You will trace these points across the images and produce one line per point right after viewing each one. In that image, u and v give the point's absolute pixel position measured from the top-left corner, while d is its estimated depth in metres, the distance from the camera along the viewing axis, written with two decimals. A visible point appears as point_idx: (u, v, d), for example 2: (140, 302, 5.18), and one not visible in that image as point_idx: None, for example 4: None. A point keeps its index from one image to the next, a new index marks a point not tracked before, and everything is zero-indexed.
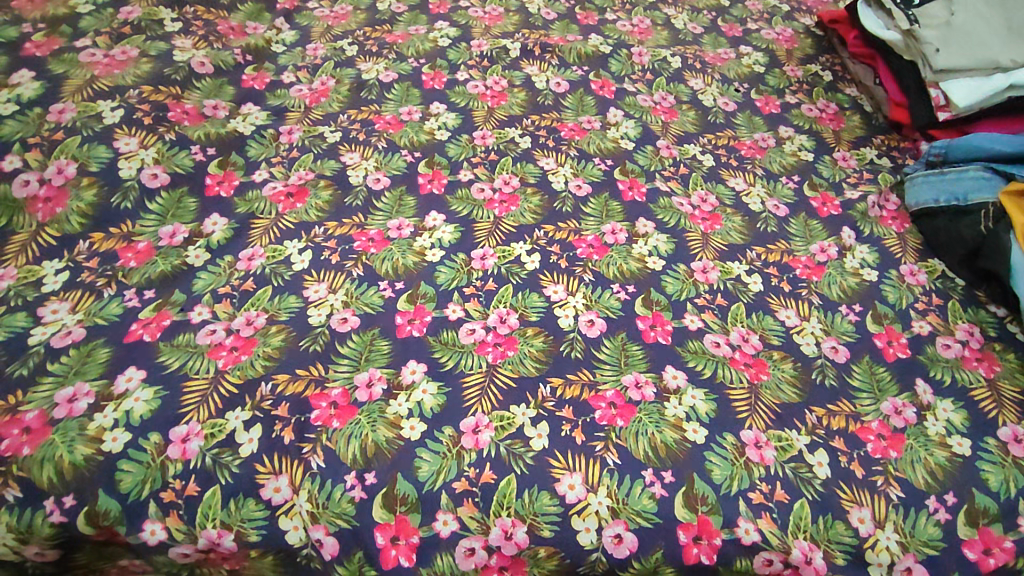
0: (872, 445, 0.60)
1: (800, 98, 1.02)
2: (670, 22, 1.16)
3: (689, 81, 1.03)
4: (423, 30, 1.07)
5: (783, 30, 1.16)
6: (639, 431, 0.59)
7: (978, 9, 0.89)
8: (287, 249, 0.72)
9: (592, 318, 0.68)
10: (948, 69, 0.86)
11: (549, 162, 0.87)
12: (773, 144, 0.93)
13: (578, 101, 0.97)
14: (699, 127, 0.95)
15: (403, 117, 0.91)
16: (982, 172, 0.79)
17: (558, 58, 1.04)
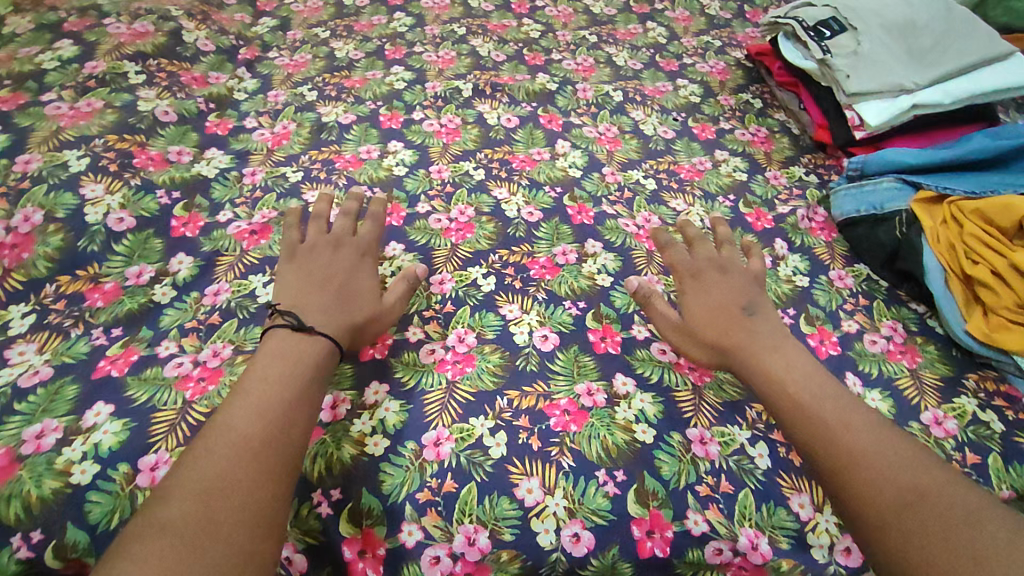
0: None
1: (733, 124, 1.10)
2: (612, 59, 1.25)
3: (631, 113, 1.10)
4: (380, 75, 1.14)
5: (716, 64, 1.26)
6: (591, 435, 0.63)
7: (882, 40, 0.99)
8: (251, 283, 0.75)
9: (545, 333, 0.72)
10: (860, 93, 0.95)
11: (502, 192, 0.93)
12: (709, 166, 1.01)
13: (528, 135, 1.04)
14: (641, 154, 1.03)
15: (362, 155, 0.97)
16: (894, 183, 0.86)
17: (508, 96, 1.12)
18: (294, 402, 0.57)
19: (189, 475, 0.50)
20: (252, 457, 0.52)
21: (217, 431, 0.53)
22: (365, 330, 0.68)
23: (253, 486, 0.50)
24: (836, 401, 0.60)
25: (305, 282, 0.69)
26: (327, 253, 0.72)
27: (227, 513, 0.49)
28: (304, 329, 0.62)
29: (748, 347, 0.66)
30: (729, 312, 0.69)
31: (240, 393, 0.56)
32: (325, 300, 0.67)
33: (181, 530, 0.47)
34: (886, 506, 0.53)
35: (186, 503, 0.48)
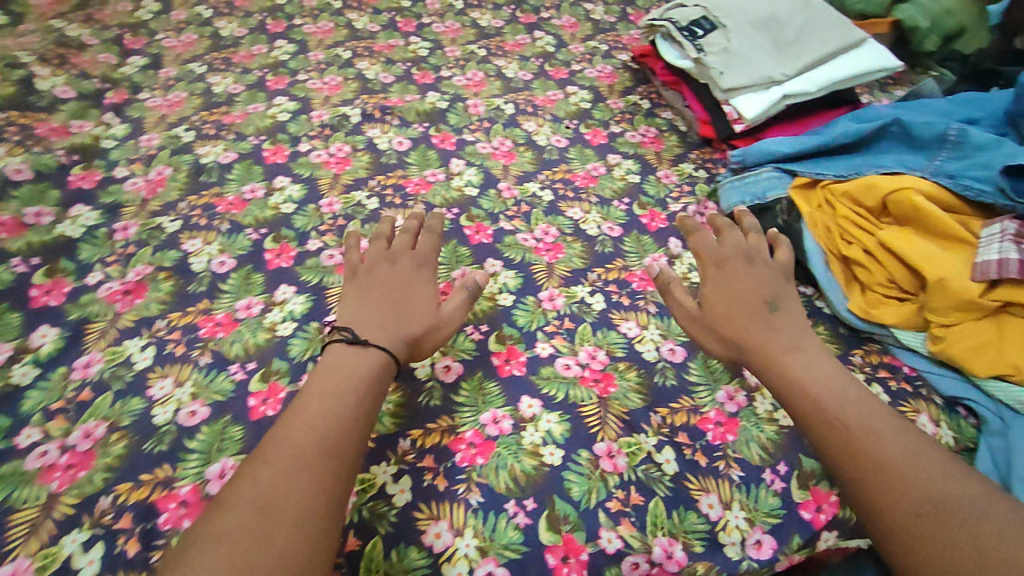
0: (712, 434, 0.65)
1: (623, 127, 1.13)
2: (501, 72, 1.25)
3: (523, 125, 1.11)
4: (262, 107, 1.09)
5: (604, 68, 1.28)
6: (499, 465, 0.61)
7: (750, 36, 1.03)
8: (127, 349, 0.70)
9: (448, 363, 0.70)
10: (734, 87, 0.99)
11: (397, 220, 0.90)
12: (603, 172, 1.03)
13: (421, 157, 1.02)
14: (536, 165, 1.03)
15: (246, 196, 0.92)
16: (773, 172, 0.90)
17: (398, 118, 1.10)
18: (346, 430, 0.55)
19: (246, 488, 0.49)
20: (304, 472, 0.50)
21: (274, 446, 0.52)
22: (425, 340, 0.66)
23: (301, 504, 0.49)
24: (866, 405, 0.58)
25: (364, 297, 0.67)
26: (386, 264, 0.71)
27: (278, 525, 0.47)
28: (360, 342, 0.61)
29: (767, 348, 0.64)
30: (751, 306, 0.67)
31: (300, 411, 0.55)
32: (385, 314, 0.65)
33: (235, 541, 0.46)
34: (904, 513, 0.51)
35: (240, 516, 0.47)
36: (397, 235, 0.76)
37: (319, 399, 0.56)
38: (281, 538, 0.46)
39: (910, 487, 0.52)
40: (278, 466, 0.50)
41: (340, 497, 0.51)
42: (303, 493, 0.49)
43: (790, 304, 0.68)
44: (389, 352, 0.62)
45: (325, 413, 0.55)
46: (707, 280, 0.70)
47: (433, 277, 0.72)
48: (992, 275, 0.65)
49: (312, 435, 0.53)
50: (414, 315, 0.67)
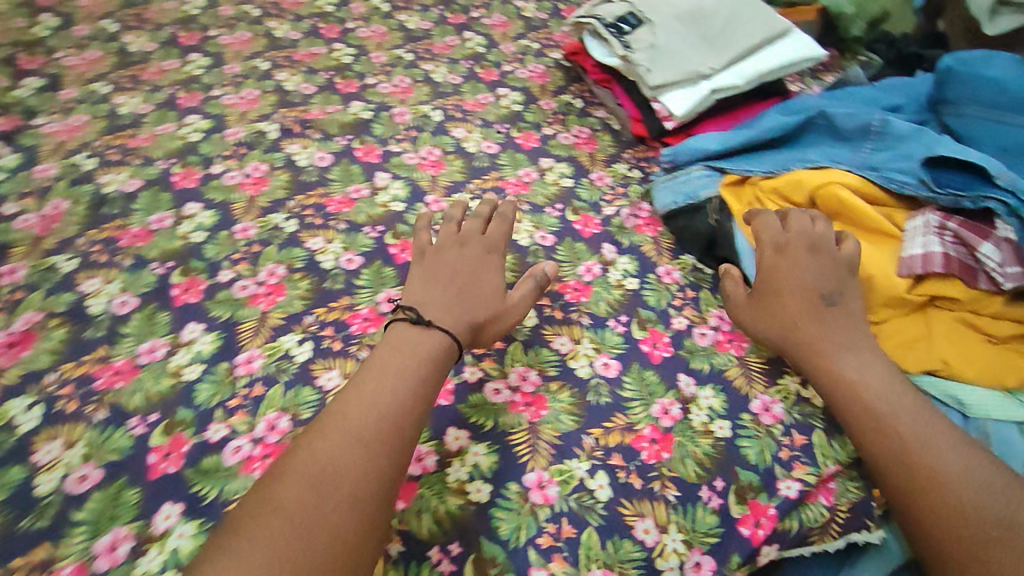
0: (647, 453, 0.63)
1: (556, 129, 1.10)
2: (429, 76, 1.21)
3: (452, 131, 1.07)
4: (171, 127, 1.02)
5: (536, 68, 1.25)
6: (421, 508, 0.57)
7: (676, 30, 1.01)
8: (11, 409, 0.64)
9: None
10: (662, 84, 0.96)
11: (317, 242, 0.85)
12: (535, 177, 0.99)
13: (344, 172, 0.97)
14: (466, 174, 0.99)
15: (152, 226, 0.85)
16: (704, 171, 0.88)
17: (320, 132, 1.04)
18: (399, 416, 0.56)
19: (304, 461, 0.52)
20: (360, 451, 0.53)
21: (336, 421, 0.55)
22: (487, 328, 0.67)
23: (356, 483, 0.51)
24: (924, 413, 0.57)
25: (432, 278, 0.69)
26: (454, 248, 0.72)
27: (329, 504, 0.50)
28: (423, 323, 0.63)
29: (817, 345, 0.63)
30: (806, 299, 0.65)
31: (357, 390, 0.57)
32: (450, 297, 0.66)
33: (292, 515, 0.49)
34: (952, 517, 0.52)
35: (299, 486, 0.50)
36: (467, 218, 0.77)
37: (375, 388, 0.57)
38: (330, 520, 0.49)
39: (969, 499, 0.52)
40: (338, 442, 0.53)
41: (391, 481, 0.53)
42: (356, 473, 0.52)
43: (852, 299, 0.65)
44: (451, 338, 0.63)
45: (388, 397, 0.57)
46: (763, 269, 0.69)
47: (501, 263, 0.73)
48: (916, 269, 0.65)
49: (374, 417, 0.55)
50: (478, 301, 0.68)
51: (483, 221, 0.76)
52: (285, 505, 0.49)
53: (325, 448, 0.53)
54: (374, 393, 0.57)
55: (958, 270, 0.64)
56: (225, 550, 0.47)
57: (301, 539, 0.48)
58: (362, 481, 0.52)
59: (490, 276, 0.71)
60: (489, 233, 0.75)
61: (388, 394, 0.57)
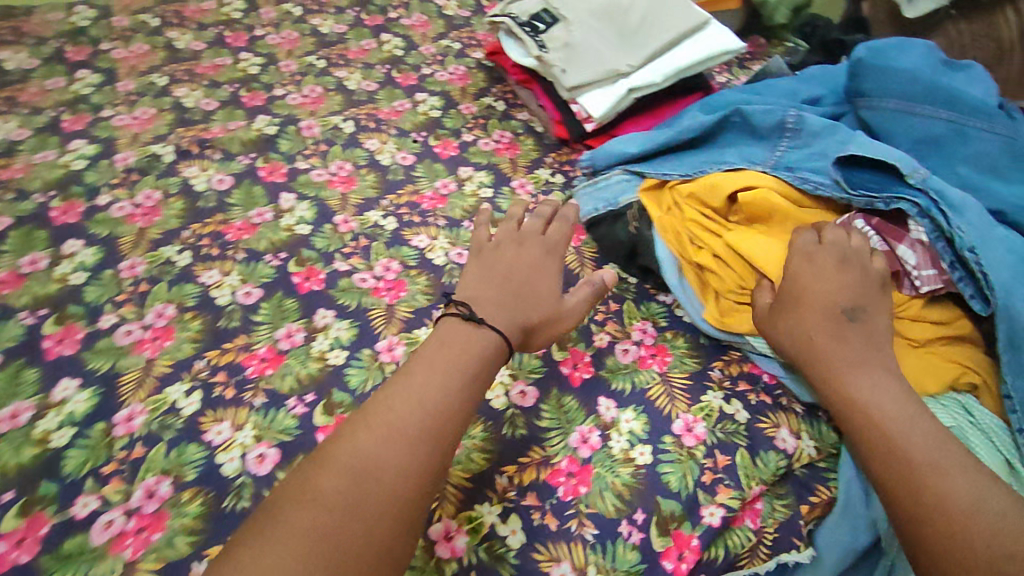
0: (563, 489, 0.59)
1: (476, 135, 1.04)
2: (342, 84, 1.14)
3: (364, 143, 1.00)
4: (52, 155, 0.94)
5: (456, 69, 1.19)
6: None
7: (592, 27, 0.97)
8: None
9: (262, 451, 0.63)
10: (578, 86, 0.92)
11: (212, 276, 0.78)
12: (454, 188, 0.94)
13: (246, 195, 0.90)
14: (379, 190, 0.93)
15: (24, 269, 0.78)
16: (622, 175, 0.84)
17: (220, 151, 0.97)
18: (439, 419, 0.52)
19: (347, 452, 0.49)
20: (405, 445, 0.50)
21: (380, 413, 0.52)
22: (540, 332, 0.63)
23: (396, 484, 0.48)
24: (939, 436, 0.50)
25: (485, 275, 0.65)
26: (518, 242, 0.68)
27: (367, 498, 0.47)
28: (475, 321, 0.59)
29: (830, 360, 0.57)
30: (827, 311, 0.59)
31: (405, 382, 0.54)
32: (502, 297, 0.62)
33: (330, 506, 0.46)
34: (945, 533, 0.46)
35: (340, 479, 0.48)
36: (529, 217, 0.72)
37: (417, 386, 0.54)
38: (367, 517, 0.46)
39: (971, 523, 0.45)
40: (383, 431, 0.51)
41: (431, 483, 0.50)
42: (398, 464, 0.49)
43: (875, 316, 0.59)
44: (504, 339, 0.59)
45: (433, 387, 0.54)
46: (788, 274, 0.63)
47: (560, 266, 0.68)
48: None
49: (420, 408, 0.52)
50: (531, 302, 0.63)
51: (545, 219, 0.71)
52: (325, 497, 0.47)
53: (369, 441, 0.50)
54: (418, 389, 0.53)
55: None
56: (260, 538, 0.45)
57: (342, 533, 0.45)
58: (401, 481, 0.49)
59: (548, 278, 0.66)
60: (549, 233, 0.71)
61: (421, 402, 0.53)
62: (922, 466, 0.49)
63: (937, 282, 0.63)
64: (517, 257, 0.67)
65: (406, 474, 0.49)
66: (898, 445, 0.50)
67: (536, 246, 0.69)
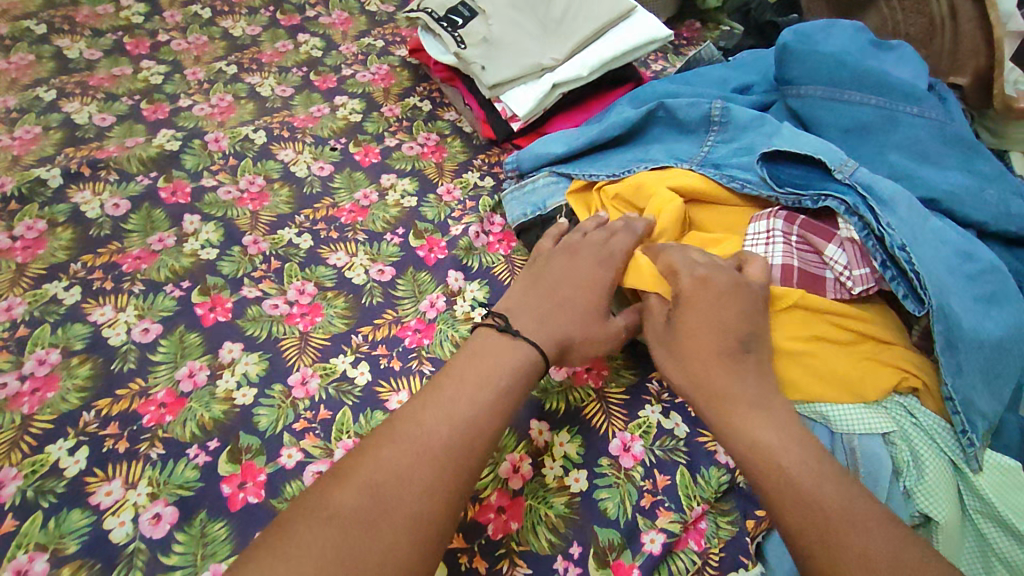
0: (493, 526, 0.55)
1: (400, 139, 0.98)
2: (255, 90, 1.06)
3: (278, 154, 0.93)
4: None
5: (379, 69, 1.13)
6: None
7: (512, 19, 0.92)
8: None
9: (159, 511, 0.57)
10: (499, 83, 0.87)
11: (103, 313, 0.71)
12: (376, 199, 0.88)
13: (145, 219, 0.83)
14: (294, 205, 0.86)
15: None
16: (550, 177, 0.80)
17: (116, 172, 0.88)
18: (464, 440, 0.50)
19: (370, 466, 0.47)
20: (428, 462, 0.48)
21: (408, 426, 0.50)
22: (578, 345, 0.61)
23: (415, 504, 0.46)
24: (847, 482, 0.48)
25: (529, 290, 0.64)
26: (560, 249, 0.67)
27: (385, 518, 0.45)
28: (510, 333, 0.58)
29: (728, 397, 0.54)
30: (722, 340, 0.55)
31: (436, 395, 0.52)
32: (541, 310, 0.61)
33: (349, 523, 0.44)
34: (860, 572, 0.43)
35: (357, 494, 0.46)
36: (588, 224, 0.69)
37: (446, 402, 0.52)
38: (386, 536, 0.44)
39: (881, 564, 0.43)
40: (410, 446, 0.49)
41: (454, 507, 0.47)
42: (421, 483, 0.47)
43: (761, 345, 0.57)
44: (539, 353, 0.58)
45: (464, 400, 0.52)
46: (679, 298, 0.59)
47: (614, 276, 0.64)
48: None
49: (448, 423, 0.50)
50: (564, 309, 0.61)
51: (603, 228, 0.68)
52: (342, 513, 0.45)
53: (392, 456, 0.48)
54: (447, 403, 0.51)
55: (801, 282, 0.62)
56: (273, 556, 0.42)
57: (360, 553, 0.43)
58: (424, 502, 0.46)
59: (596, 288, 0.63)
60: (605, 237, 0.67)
61: (449, 421, 0.50)
62: (833, 514, 0.45)
63: (869, 282, 0.61)
64: (561, 270, 0.64)
65: (429, 493, 0.47)
66: (807, 488, 0.47)
67: (587, 253, 0.65)
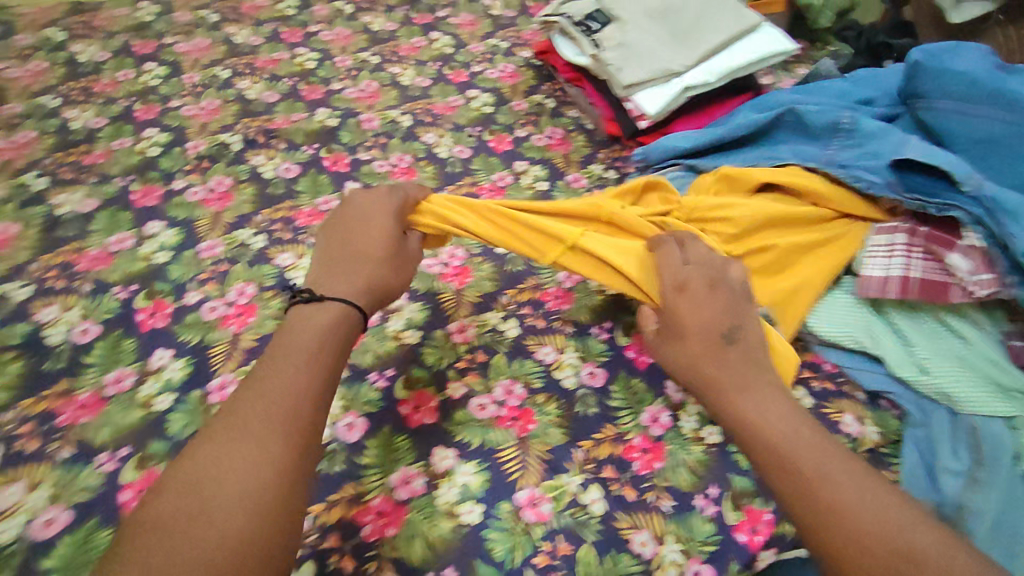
0: (639, 463, 0.62)
1: (529, 130, 1.07)
2: (397, 79, 1.18)
3: (422, 137, 1.04)
4: (128, 142, 0.98)
5: (506, 67, 1.22)
6: (412, 534, 0.56)
7: (645, 27, 1.00)
8: None
9: (351, 421, 0.64)
10: (633, 84, 0.96)
11: (286, 258, 0.82)
12: (511, 181, 0.98)
13: (312, 183, 0.94)
14: (439, 181, 0.97)
15: (112, 248, 0.82)
16: (678, 172, 0.89)
17: (285, 141, 1.01)
18: (289, 407, 0.49)
19: (185, 468, 0.45)
20: (248, 442, 0.46)
21: (223, 419, 0.48)
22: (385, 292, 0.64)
23: (239, 484, 0.44)
24: (827, 449, 0.49)
25: (327, 257, 0.64)
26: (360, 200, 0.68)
27: (219, 509, 0.43)
28: (317, 299, 0.58)
29: (718, 383, 0.55)
30: (703, 338, 0.57)
31: (251, 383, 0.51)
32: (349, 269, 0.62)
33: (173, 527, 0.42)
34: (845, 541, 0.45)
35: (173, 497, 0.44)
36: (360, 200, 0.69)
37: (263, 383, 0.50)
38: (216, 524, 0.42)
39: (863, 528, 0.45)
40: (237, 431, 0.47)
41: (292, 472, 0.46)
42: (241, 469, 0.45)
43: (752, 329, 0.58)
44: (349, 304, 0.59)
45: (285, 371, 0.51)
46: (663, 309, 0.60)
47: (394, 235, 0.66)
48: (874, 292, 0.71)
49: (264, 404, 0.49)
50: (365, 262, 0.63)
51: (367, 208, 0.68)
52: (166, 519, 0.42)
53: (209, 451, 0.46)
54: (265, 384, 0.50)
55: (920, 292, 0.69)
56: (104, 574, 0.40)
57: (191, 548, 0.41)
58: (255, 477, 0.45)
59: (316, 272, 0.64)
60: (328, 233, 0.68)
61: (262, 400, 0.49)
62: (812, 479, 0.48)
63: (993, 287, 0.66)
64: (359, 234, 0.65)
65: (263, 468, 0.46)
66: (791, 459, 0.49)
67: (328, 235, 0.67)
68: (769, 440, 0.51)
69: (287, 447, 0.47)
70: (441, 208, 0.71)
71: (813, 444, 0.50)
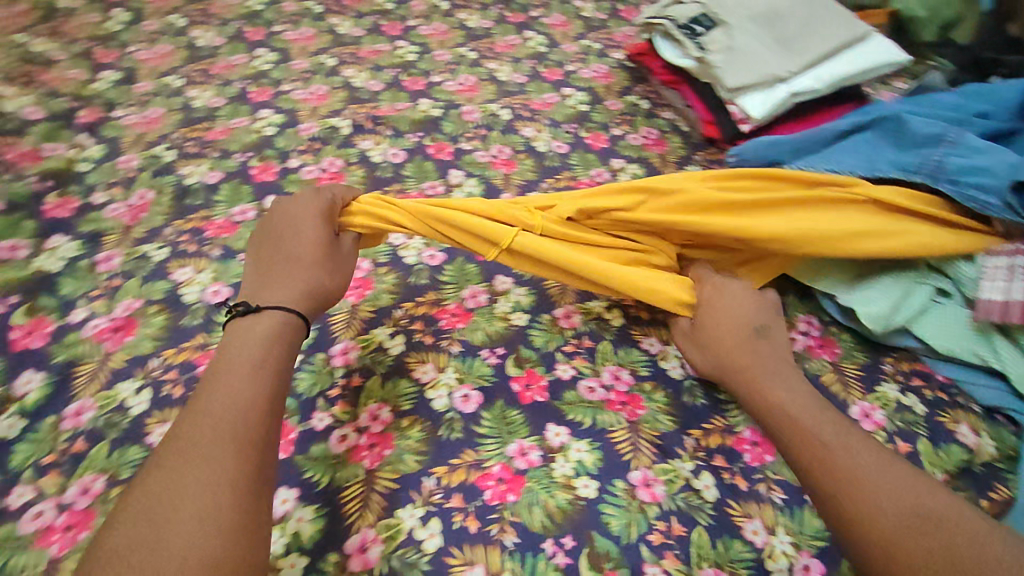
0: (749, 455, 0.64)
1: (624, 130, 1.09)
2: (494, 75, 1.21)
3: (521, 131, 1.07)
4: (245, 122, 1.04)
5: (599, 68, 1.25)
6: (532, 502, 0.59)
7: (751, 32, 1.00)
8: (120, 393, 0.68)
9: (466, 392, 0.67)
10: (739, 87, 0.97)
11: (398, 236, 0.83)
12: (608, 177, 1.00)
13: (418, 169, 0.98)
14: (538, 173, 1.00)
15: (236, 218, 0.88)
16: None
17: (391, 128, 1.05)
18: (238, 422, 0.52)
19: (139, 495, 0.47)
20: (200, 460, 0.49)
21: (172, 441, 0.50)
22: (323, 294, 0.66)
23: (205, 497, 0.47)
24: (843, 427, 0.58)
25: (258, 269, 0.67)
26: (289, 204, 0.70)
27: (172, 540, 0.44)
28: (254, 310, 0.61)
29: (751, 375, 0.63)
30: (739, 330, 0.67)
31: (190, 409, 0.53)
32: (274, 279, 0.65)
33: (139, 550, 0.44)
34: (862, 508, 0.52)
35: (127, 527, 0.45)
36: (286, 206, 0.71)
37: (208, 405, 0.52)
38: (181, 538, 0.45)
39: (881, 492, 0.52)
40: (181, 459, 0.49)
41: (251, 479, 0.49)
42: (194, 488, 0.47)
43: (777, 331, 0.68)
44: (283, 310, 0.61)
45: (229, 395, 0.53)
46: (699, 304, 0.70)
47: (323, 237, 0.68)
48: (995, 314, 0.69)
49: (211, 422, 0.51)
50: (296, 269, 0.65)
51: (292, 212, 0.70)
52: (123, 549, 0.44)
53: (164, 473, 0.48)
54: (209, 404, 0.52)
55: None
56: None
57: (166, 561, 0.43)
58: (219, 489, 0.47)
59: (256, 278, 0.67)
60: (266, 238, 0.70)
61: (208, 420, 0.51)
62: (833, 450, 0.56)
63: None
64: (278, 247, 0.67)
65: (216, 487, 0.48)
66: (815, 437, 0.57)
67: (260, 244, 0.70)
68: (793, 417, 0.59)
69: (244, 464, 0.49)
70: (369, 208, 0.72)
71: (831, 425, 0.58)
